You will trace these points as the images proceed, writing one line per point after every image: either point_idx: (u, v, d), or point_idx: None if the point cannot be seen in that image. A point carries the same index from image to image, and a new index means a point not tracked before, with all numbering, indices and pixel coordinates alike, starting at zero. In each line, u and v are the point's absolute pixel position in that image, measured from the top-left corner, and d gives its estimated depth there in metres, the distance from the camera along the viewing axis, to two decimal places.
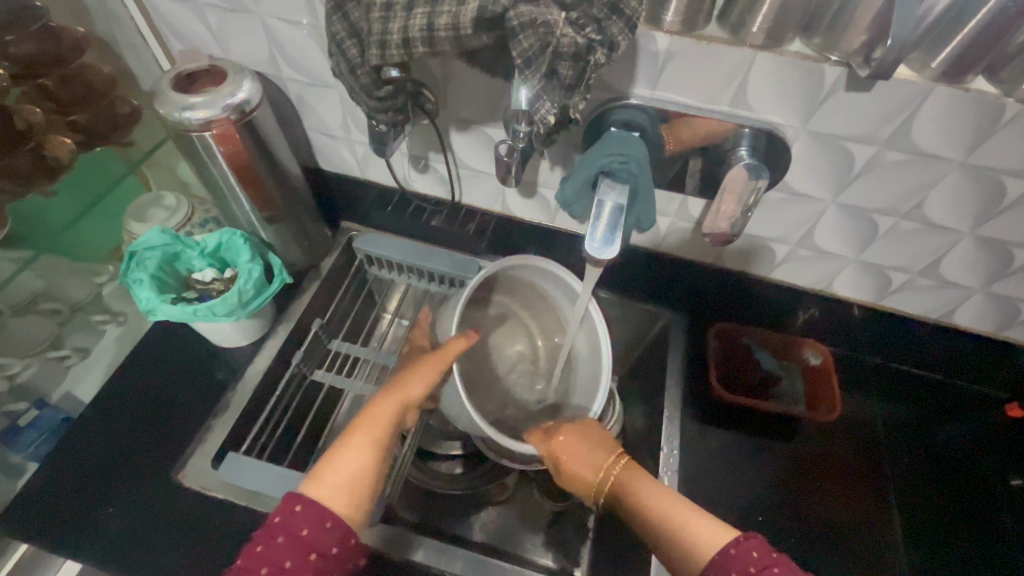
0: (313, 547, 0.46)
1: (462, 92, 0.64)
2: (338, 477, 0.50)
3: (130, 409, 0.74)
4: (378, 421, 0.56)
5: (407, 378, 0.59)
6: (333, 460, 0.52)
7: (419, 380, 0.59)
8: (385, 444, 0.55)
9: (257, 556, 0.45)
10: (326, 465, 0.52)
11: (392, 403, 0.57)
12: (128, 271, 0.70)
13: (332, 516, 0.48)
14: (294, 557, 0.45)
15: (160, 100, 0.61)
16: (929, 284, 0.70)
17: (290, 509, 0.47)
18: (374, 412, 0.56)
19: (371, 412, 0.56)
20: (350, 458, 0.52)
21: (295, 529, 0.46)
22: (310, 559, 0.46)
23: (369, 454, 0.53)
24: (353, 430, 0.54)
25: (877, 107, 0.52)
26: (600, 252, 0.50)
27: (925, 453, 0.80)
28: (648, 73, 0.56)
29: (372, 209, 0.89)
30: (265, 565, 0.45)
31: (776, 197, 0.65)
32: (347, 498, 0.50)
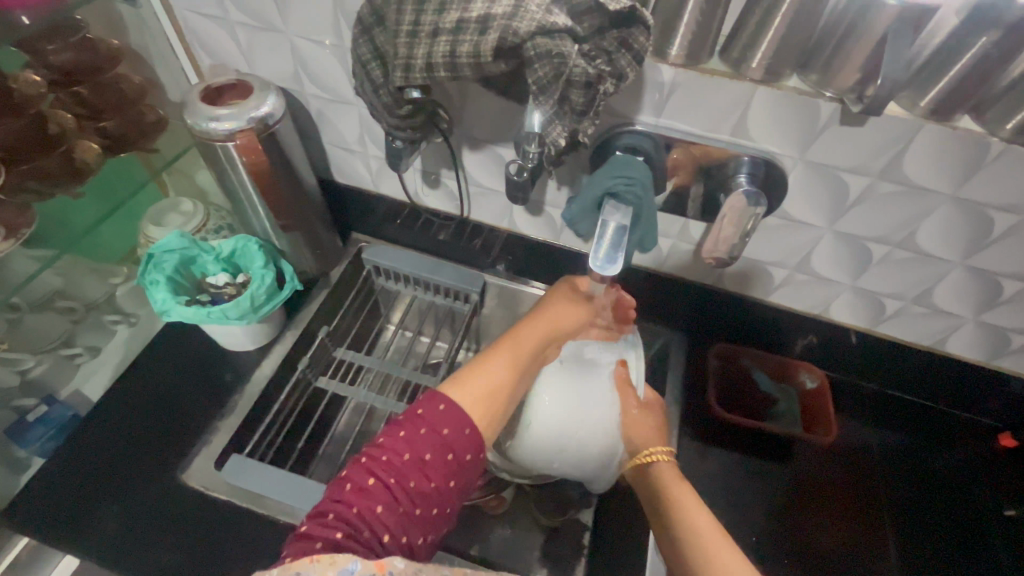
0: (450, 448, 0.49)
1: (476, 113, 0.67)
2: (479, 384, 0.54)
3: (138, 407, 0.76)
4: (520, 346, 0.59)
5: (549, 312, 0.63)
6: (478, 371, 0.55)
7: (561, 321, 0.63)
8: (521, 366, 0.58)
9: (400, 441, 0.48)
10: (469, 373, 0.55)
11: (530, 331, 0.61)
12: (145, 273, 0.73)
13: (470, 424, 0.51)
14: (432, 451, 0.48)
15: (188, 112, 0.65)
16: (922, 311, 0.71)
17: (434, 406, 0.51)
18: (523, 339, 0.59)
19: (519, 338, 0.59)
20: (490, 369, 0.55)
21: (436, 426, 0.49)
22: (448, 458, 0.49)
23: (509, 371, 0.56)
24: (499, 348, 0.57)
25: (868, 141, 0.55)
26: (603, 269, 0.52)
27: (921, 479, 0.81)
28: (653, 102, 0.59)
29: (382, 221, 0.92)
30: (407, 450, 0.48)
31: (773, 223, 0.67)
32: (484, 408, 0.53)
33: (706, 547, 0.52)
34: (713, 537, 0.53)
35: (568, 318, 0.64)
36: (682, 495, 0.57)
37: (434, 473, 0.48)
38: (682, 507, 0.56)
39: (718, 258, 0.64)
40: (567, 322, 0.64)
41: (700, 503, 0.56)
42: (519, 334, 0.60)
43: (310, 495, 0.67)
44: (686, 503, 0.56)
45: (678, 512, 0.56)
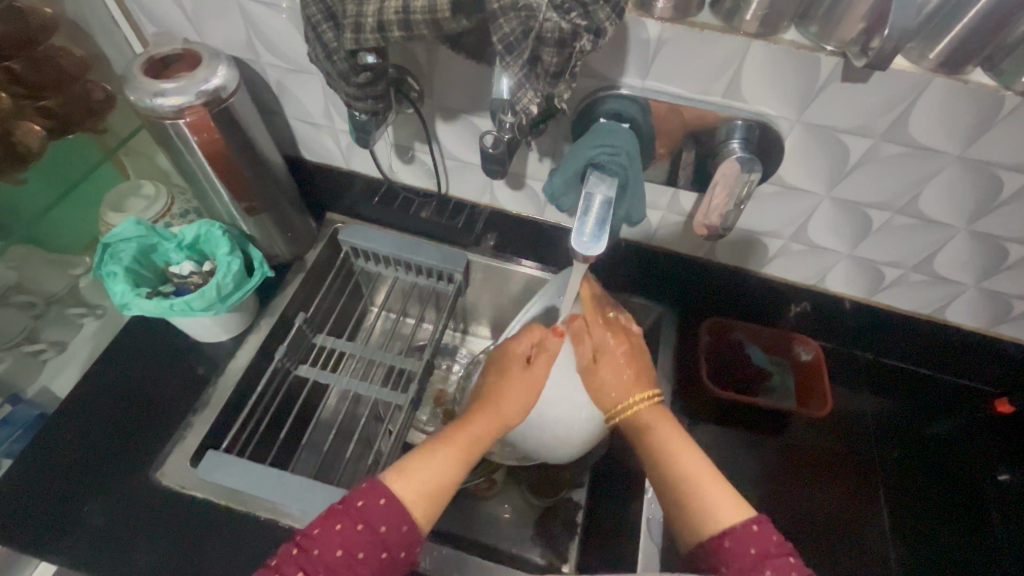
0: (386, 546, 0.46)
1: (447, 79, 0.62)
2: (421, 482, 0.50)
3: (106, 404, 0.72)
4: (469, 441, 0.55)
5: (503, 392, 0.59)
6: (423, 461, 0.51)
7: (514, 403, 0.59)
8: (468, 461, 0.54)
9: (334, 537, 0.45)
10: (414, 465, 0.51)
11: (482, 426, 0.57)
12: (102, 264, 0.68)
13: (409, 521, 0.48)
14: (367, 549, 0.46)
15: (130, 86, 0.59)
16: (922, 279, 0.69)
17: (374, 499, 0.47)
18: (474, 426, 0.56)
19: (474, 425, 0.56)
20: (434, 466, 0.52)
21: (375, 524, 0.46)
22: (381, 556, 0.46)
23: (454, 468, 0.52)
24: (449, 439, 0.54)
25: (871, 98, 0.51)
26: (587, 248, 0.49)
27: (913, 446, 0.80)
28: (639, 61, 0.54)
29: (358, 200, 0.87)
30: (339, 545, 0.45)
31: (769, 190, 0.63)
32: (424, 509, 0.49)
33: (696, 486, 0.51)
34: (698, 470, 0.52)
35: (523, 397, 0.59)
36: (674, 438, 0.55)
37: (365, 571, 0.45)
38: (669, 451, 0.54)
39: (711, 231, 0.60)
40: (522, 403, 0.59)
41: (688, 443, 0.54)
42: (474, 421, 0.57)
43: (290, 488, 0.65)
44: (678, 450, 0.54)
45: (665, 458, 0.54)
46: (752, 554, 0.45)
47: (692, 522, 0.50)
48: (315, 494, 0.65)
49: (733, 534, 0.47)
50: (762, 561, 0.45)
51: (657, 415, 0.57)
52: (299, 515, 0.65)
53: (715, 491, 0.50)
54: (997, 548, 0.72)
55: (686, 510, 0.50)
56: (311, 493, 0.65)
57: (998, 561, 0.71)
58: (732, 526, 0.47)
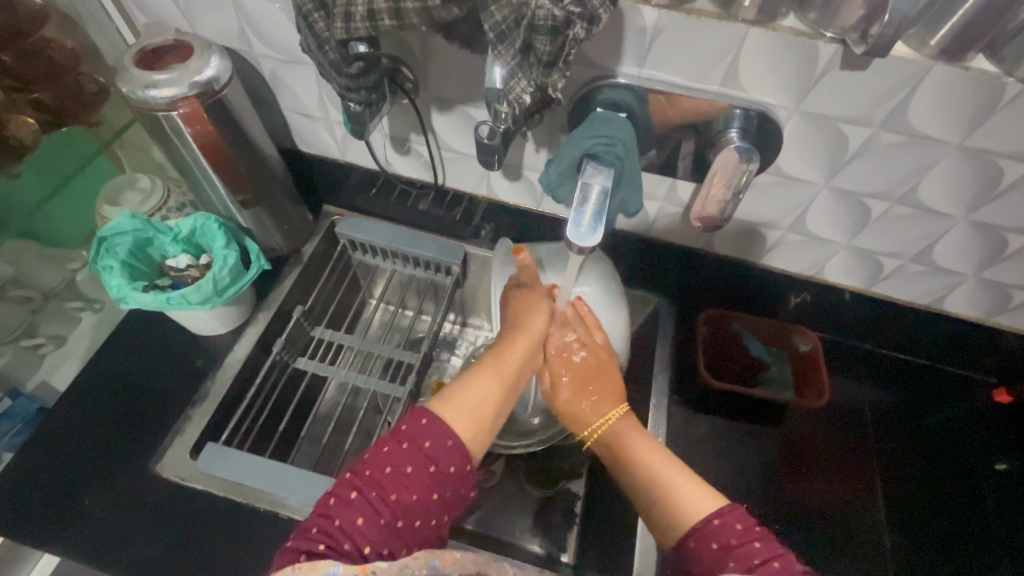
0: (433, 460, 0.47)
1: (442, 69, 0.61)
2: (468, 405, 0.51)
3: (105, 397, 0.73)
4: (505, 367, 0.56)
5: (528, 313, 0.60)
6: (464, 388, 0.52)
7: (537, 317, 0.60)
8: (512, 383, 0.55)
9: (382, 456, 0.46)
10: (455, 393, 0.52)
11: (516, 352, 0.57)
12: (97, 258, 0.68)
13: (455, 436, 0.48)
14: (416, 464, 0.46)
15: (121, 78, 0.58)
16: (921, 270, 0.68)
17: (416, 421, 0.48)
18: (504, 352, 0.56)
19: (504, 352, 0.57)
20: (477, 391, 0.52)
21: (419, 440, 0.47)
22: (429, 470, 0.46)
23: (497, 391, 0.53)
24: (484, 367, 0.55)
25: (871, 87, 0.50)
26: (583, 239, 0.48)
27: (911, 435, 0.80)
28: (636, 50, 0.54)
29: (355, 192, 0.86)
30: (389, 463, 0.46)
31: (768, 180, 0.63)
32: (477, 428, 0.50)
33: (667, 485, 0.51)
34: (671, 473, 0.52)
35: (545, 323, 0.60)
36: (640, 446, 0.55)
37: (416, 484, 0.46)
38: (632, 458, 0.55)
39: (709, 222, 0.59)
40: (546, 322, 0.60)
41: (660, 448, 0.55)
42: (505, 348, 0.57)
43: (289, 480, 0.65)
44: (649, 460, 0.54)
45: (642, 472, 0.53)
46: (739, 530, 0.45)
47: (670, 516, 0.49)
48: (314, 486, 0.65)
49: (703, 530, 0.46)
50: (749, 535, 0.44)
51: (628, 426, 0.58)
52: (298, 506, 0.65)
53: (691, 483, 0.50)
54: (992, 533, 0.73)
55: (665, 514, 0.50)
56: (310, 484, 0.65)
57: (993, 547, 0.72)
58: (703, 519, 0.47)
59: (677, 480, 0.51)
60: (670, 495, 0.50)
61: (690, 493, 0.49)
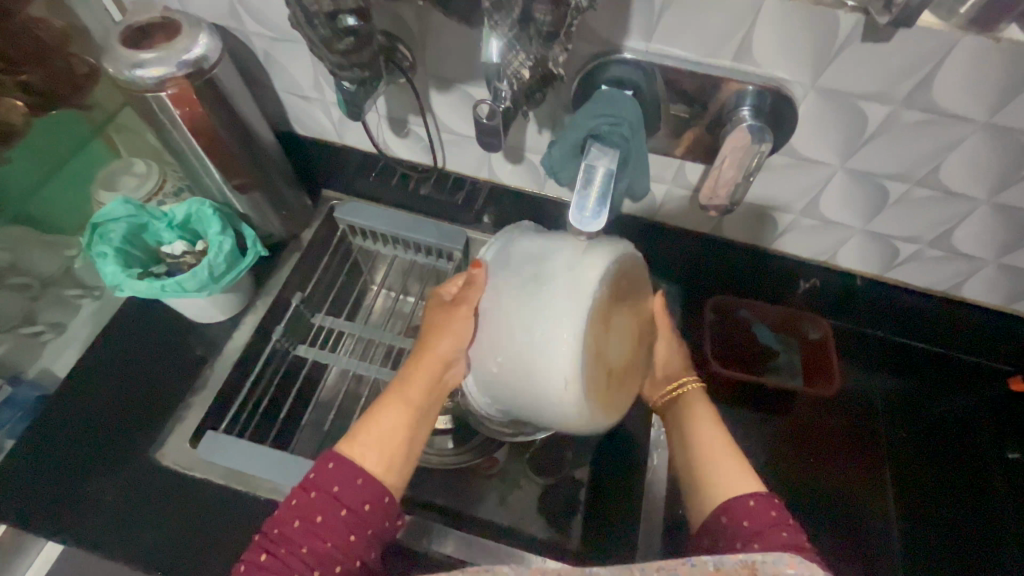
0: (342, 503, 0.48)
1: (440, 46, 0.59)
2: (375, 436, 0.51)
3: (105, 385, 0.72)
4: (419, 387, 0.54)
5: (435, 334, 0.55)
6: (368, 420, 0.52)
7: (444, 339, 0.54)
8: (423, 406, 0.54)
9: (291, 509, 0.48)
10: (360, 427, 0.52)
11: (420, 381, 0.55)
12: (91, 244, 0.66)
13: (363, 474, 0.49)
14: (324, 511, 0.48)
15: (108, 58, 0.56)
16: (939, 255, 0.66)
17: (323, 466, 0.49)
18: (409, 375, 0.55)
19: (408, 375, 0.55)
20: (384, 419, 0.53)
21: (327, 486, 0.48)
22: (341, 514, 0.48)
23: (405, 420, 0.53)
24: (392, 392, 0.55)
25: (894, 61, 0.47)
26: (583, 224, 0.46)
27: (922, 425, 0.78)
28: (643, 23, 0.51)
29: (354, 177, 0.84)
30: (297, 516, 0.48)
31: (781, 162, 0.60)
32: (385, 463, 0.51)
33: (713, 459, 0.54)
34: (724, 456, 0.54)
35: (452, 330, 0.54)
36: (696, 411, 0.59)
37: (328, 533, 0.47)
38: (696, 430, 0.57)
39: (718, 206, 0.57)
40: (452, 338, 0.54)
41: (716, 425, 0.57)
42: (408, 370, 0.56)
43: (290, 468, 0.65)
44: (701, 424, 0.58)
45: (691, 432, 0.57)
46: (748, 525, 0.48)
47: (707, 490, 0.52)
48: None
49: (740, 499, 0.50)
50: (777, 524, 0.48)
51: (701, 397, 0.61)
52: None
53: (736, 460, 0.54)
54: (1004, 525, 0.71)
55: (700, 480, 0.53)
56: None
57: (1003, 538, 0.70)
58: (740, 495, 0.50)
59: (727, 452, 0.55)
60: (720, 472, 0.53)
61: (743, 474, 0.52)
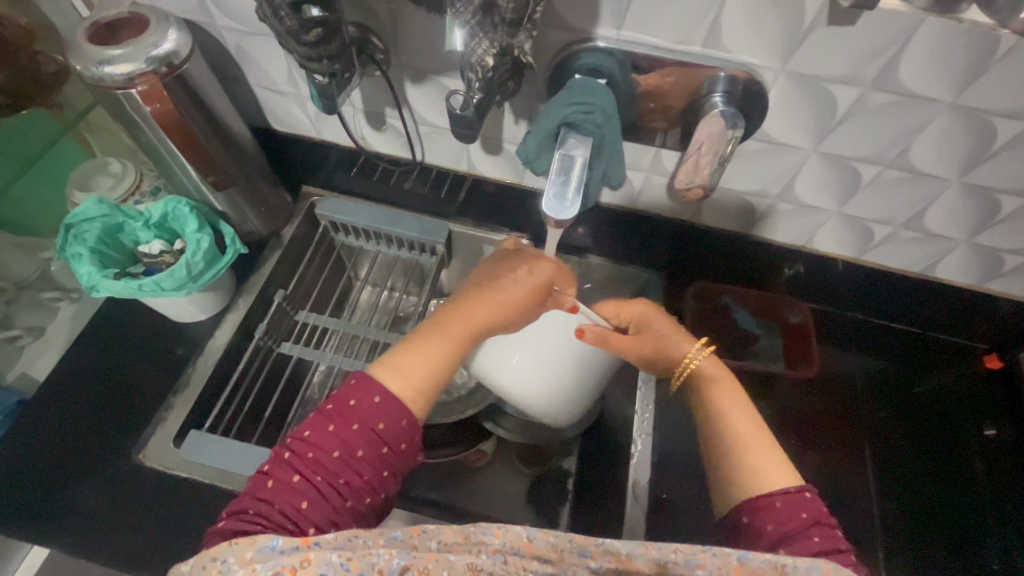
0: (386, 441, 0.46)
1: (414, 38, 0.58)
2: (419, 376, 0.49)
3: (86, 388, 0.71)
4: (467, 324, 0.53)
5: (498, 281, 0.56)
6: (415, 357, 0.50)
7: (495, 312, 0.54)
8: (464, 345, 0.53)
9: (329, 438, 0.45)
10: (406, 361, 0.50)
11: (462, 320, 0.54)
12: (66, 245, 0.66)
13: (408, 415, 0.47)
14: (365, 446, 0.45)
15: (73, 54, 0.55)
16: (912, 236, 0.67)
17: (367, 398, 0.46)
18: (457, 321, 0.54)
19: (460, 319, 0.54)
20: (418, 356, 0.51)
21: (372, 420, 0.46)
22: (381, 451, 0.46)
23: (438, 358, 0.51)
24: (440, 332, 0.53)
25: (860, 43, 0.48)
26: (560, 211, 0.47)
27: (898, 406, 0.81)
28: (613, 11, 0.51)
29: (333, 172, 0.84)
30: (336, 445, 0.44)
31: (755, 147, 0.60)
32: (415, 392, 0.49)
33: (744, 447, 0.50)
34: (751, 437, 0.51)
35: (513, 298, 0.55)
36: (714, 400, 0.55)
37: (366, 466, 0.45)
38: (722, 412, 0.53)
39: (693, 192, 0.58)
40: (518, 285, 0.56)
41: (741, 398, 0.54)
42: (460, 314, 0.54)
43: None
44: (721, 398, 0.54)
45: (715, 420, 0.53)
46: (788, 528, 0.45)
47: (737, 478, 0.49)
48: None
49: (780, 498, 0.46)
50: (810, 528, 0.44)
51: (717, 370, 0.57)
52: None
53: (772, 451, 0.49)
54: (980, 500, 0.72)
55: (730, 473, 0.49)
56: None
57: (981, 514, 0.71)
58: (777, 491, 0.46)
59: (759, 438, 0.51)
60: (751, 462, 0.49)
61: (774, 467, 0.48)
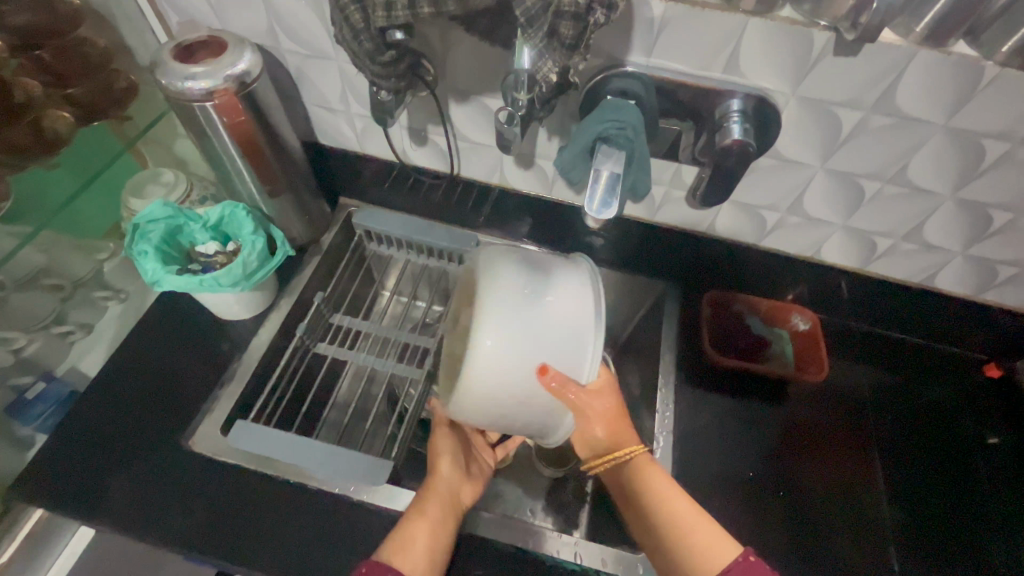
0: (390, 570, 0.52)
1: (461, 61, 0.65)
2: (416, 548, 0.56)
3: (135, 379, 0.76)
4: (439, 496, 0.62)
5: (437, 456, 0.66)
6: (406, 535, 0.57)
7: (445, 458, 0.66)
8: (447, 518, 0.60)
9: None
10: (403, 538, 0.57)
11: (438, 496, 0.62)
12: (132, 243, 0.71)
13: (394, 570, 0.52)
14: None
15: (161, 71, 0.62)
16: (912, 248, 0.72)
17: None
18: (426, 489, 0.63)
19: (427, 492, 0.62)
20: (417, 534, 0.57)
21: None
22: None
23: (433, 530, 0.58)
24: (421, 507, 0.60)
25: (861, 73, 0.54)
26: (598, 216, 0.54)
27: (910, 417, 0.82)
28: (643, 41, 0.58)
29: (370, 185, 0.90)
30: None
31: (768, 163, 0.67)
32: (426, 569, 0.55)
33: (688, 530, 0.54)
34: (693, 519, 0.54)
35: (452, 463, 0.66)
36: (590, 405, 0.56)
37: None
38: (658, 498, 0.56)
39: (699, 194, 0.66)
40: (455, 458, 0.67)
41: (676, 487, 0.57)
42: (424, 488, 0.63)
43: (314, 451, 0.68)
44: (662, 494, 0.57)
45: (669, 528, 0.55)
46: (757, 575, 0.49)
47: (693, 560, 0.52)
48: (343, 455, 0.69)
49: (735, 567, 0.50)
50: None
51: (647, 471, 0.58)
52: (325, 478, 0.68)
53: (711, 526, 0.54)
54: (992, 516, 0.74)
55: (671, 554, 0.54)
56: (333, 459, 0.68)
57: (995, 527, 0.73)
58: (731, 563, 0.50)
59: (703, 523, 0.54)
60: (703, 540, 0.53)
61: (720, 539, 0.52)
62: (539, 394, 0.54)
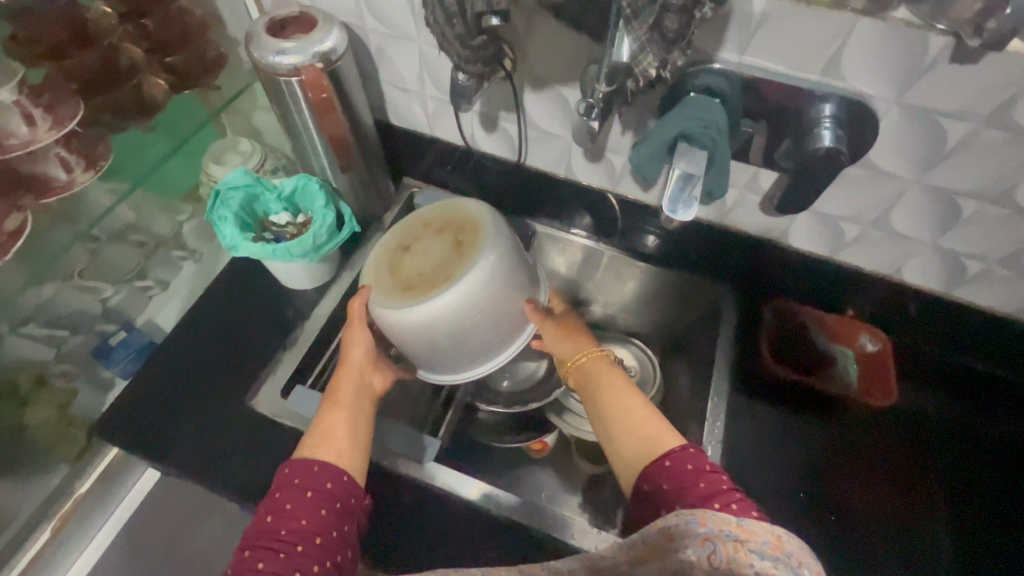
0: (314, 462, 0.56)
1: (542, 48, 0.64)
2: (335, 436, 0.59)
3: (205, 336, 0.80)
4: (356, 386, 0.64)
5: (348, 343, 0.67)
6: (324, 429, 0.60)
7: (357, 348, 0.67)
8: (362, 404, 0.63)
9: (292, 489, 0.55)
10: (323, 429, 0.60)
11: (349, 385, 0.64)
12: (214, 208, 0.75)
13: (319, 461, 0.56)
14: (299, 474, 0.56)
15: (254, 44, 0.64)
16: (1007, 273, 0.68)
17: (308, 470, 0.56)
18: (336, 383, 0.64)
19: (337, 389, 0.64)
20: (336, 427, 0.60)
21: (304, 470, 0.56)
22: (313, 469, 0.56)
23: (351, 420, 0.61)
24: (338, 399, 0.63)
25: (978, 81, 0.50)
26: (673, 214, 0.53)
27: (979, 453, 0.75)
28: (738, 36, 0.55)
29: (435, 166, 0.90)
30: (296, 476, 0.56)
31: (857, 173, 0.63)
32: (348, 454, 0.58)
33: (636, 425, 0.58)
34: (638, 414, 0.59)
35: (365, 352, 0.67)
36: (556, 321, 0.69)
37: (322, 496, 0.54)
38: (604, 394, 0.62)
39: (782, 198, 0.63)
40: (365, 344, 0.67)
41: (626, 383, 0.62)
42: (336, 386, 0.64)
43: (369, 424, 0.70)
44: (608, 393, 0.62)
45: (617, 421, 0.59)
46: (690, 470, 0.53)
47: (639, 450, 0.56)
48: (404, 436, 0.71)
49: (676, 454, 0.54)
50: (698, 476, 0.52)
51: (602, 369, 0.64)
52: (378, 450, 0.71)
53: (655, 419, 0.58)
54: None
55: (621, 446, 0.58)
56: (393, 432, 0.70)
57: None
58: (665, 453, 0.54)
59: (645, 414, 0.59)
60: (647, 433, 0.57)
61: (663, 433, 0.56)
62: (506, 320, 0.67)
